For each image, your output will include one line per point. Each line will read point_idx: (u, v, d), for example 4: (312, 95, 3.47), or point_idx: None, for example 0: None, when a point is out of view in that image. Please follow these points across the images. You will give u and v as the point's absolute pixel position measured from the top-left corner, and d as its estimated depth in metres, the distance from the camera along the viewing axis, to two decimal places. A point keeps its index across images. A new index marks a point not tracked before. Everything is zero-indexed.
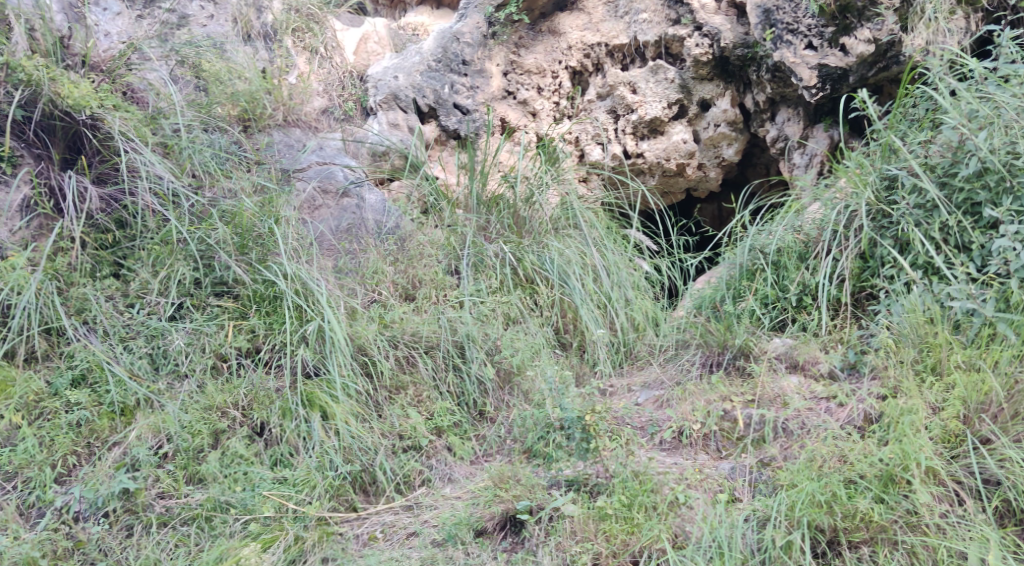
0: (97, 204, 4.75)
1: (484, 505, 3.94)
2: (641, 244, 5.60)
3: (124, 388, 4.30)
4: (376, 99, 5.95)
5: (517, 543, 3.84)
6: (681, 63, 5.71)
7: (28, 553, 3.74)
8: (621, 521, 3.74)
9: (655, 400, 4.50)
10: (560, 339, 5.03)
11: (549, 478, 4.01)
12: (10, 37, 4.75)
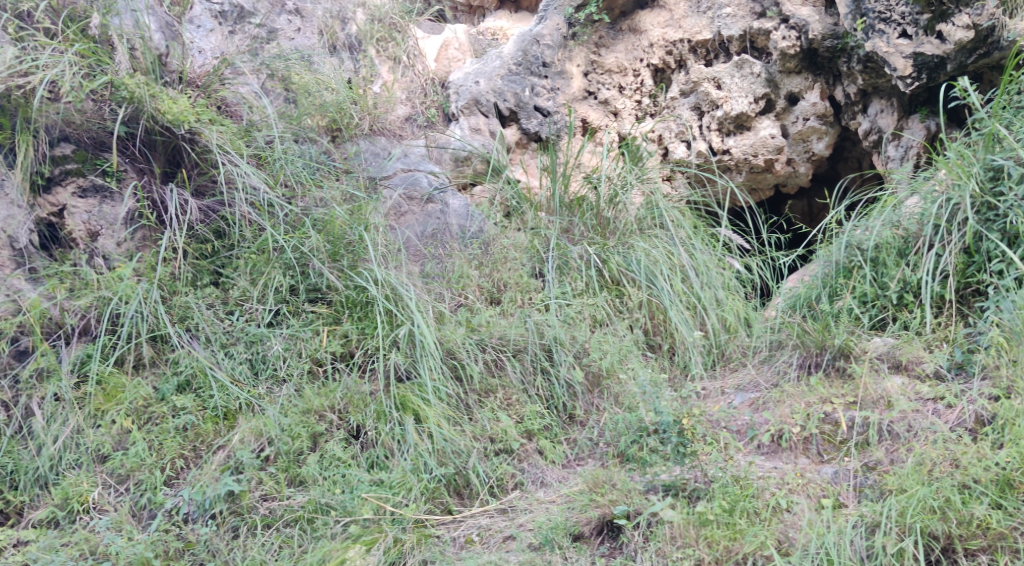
0: (197, 216, 4.93)
1: (581, 510, 3.99)
2: (731, 243, 5.58)
3: (226, 393, 4.47)
4: (458, 105, 5.98)
5: (615, 548, 3.88)
6: (768, 57, 5.67)
7: (142, 553, 3.90)
8: (724, 526, 3.76)
9: (751, 404, 4.50)
10: (651, 341, 5.03)
11: (646, 483, 4.03)
12: (113, 56, 4.92)
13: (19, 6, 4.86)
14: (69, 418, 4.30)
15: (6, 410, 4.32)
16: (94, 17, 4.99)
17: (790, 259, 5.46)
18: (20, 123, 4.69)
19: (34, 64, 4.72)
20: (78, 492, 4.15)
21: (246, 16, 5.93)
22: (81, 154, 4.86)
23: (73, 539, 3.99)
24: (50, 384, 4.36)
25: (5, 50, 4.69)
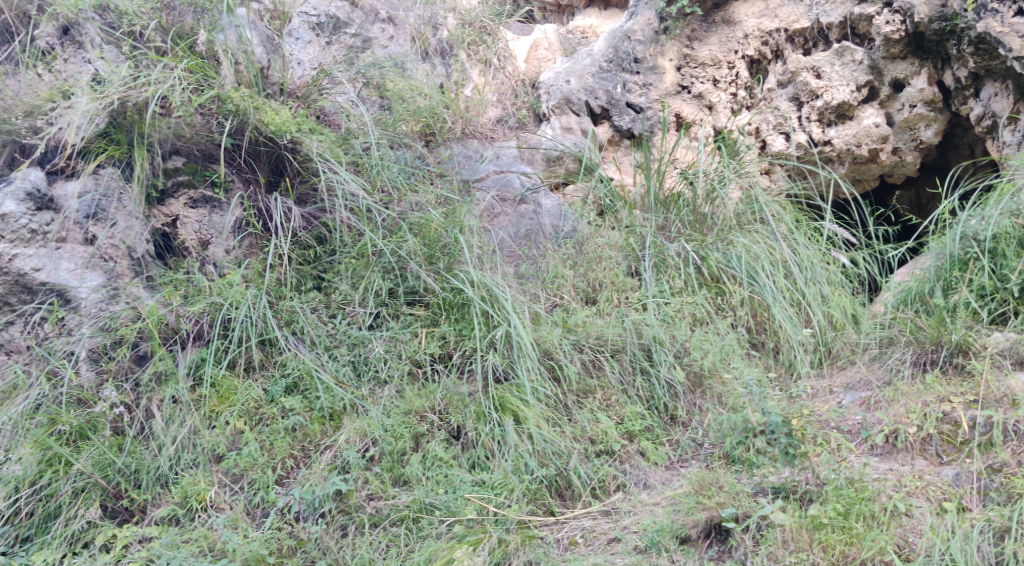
0: (301, 223, 5.11)
1: (687, 513, 3.97)
2: (835, 236, 5.53)
3: (332, 394, 4.61)
4: (549, 105, 6.05)
5: (724, 551, 3.88)
6: (870, 43, 5.56)
7: (258, 551, 4.03)
8: (839, 530, 3.73)
9: (863, 403, 4.50)
10: (755, 340, 5.01)
11: (755, 486, 4.04)
12: (219, 71, 5.09)
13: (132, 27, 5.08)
14: (186, 420, 4.48)
15: (129, 412, 4.50)
16: (201, 34, 5.14)
17: (900, 252, 5.33)
18: (134, 137, 4.92)
19: (146, 80, 4.90)
20: (196, 491, 4.31)
21: (341, 26, 6.05)
22: (191, 166, 5.09)
23: (192, 536, 4.13)
24: (168, 387, 4.53)
25: (120, 69, 4.91)
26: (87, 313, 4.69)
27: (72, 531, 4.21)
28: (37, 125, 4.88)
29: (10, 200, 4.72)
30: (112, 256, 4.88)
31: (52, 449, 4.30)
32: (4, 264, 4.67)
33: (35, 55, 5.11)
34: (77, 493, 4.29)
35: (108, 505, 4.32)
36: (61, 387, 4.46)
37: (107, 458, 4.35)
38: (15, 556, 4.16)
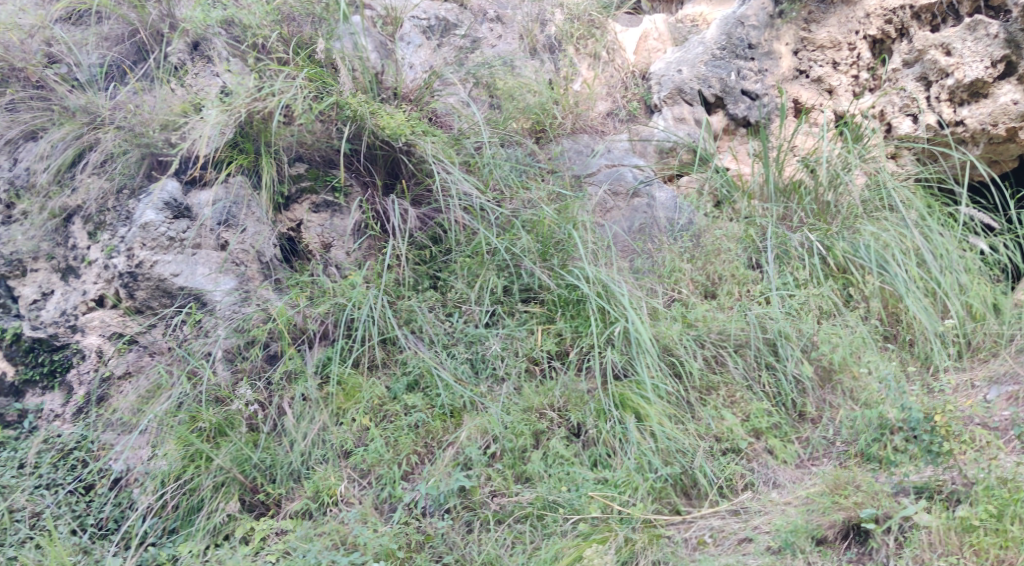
0: (416, 224, 5.21)
1: (822, 513, 3.90)
2: (974, 222, 5.39)
3: (451, 391, 4.69)
4: (661, 96, 5.92)
5: (864, 554, 3.80)
6: (1005, 16, 5.36)
7: (388, 545, 4.14)
8: (991, 533, 3.64)
9: (1009, 397, 4.36)
10: (887, 331, 4.88)
11: (895, 485, 3.94)
12: (337, 78, 5.27)
13: (255, 40, 5.32)
14: (316, 417, 4.62)
15: (262, 409, 4.67)
16: (320, 43, 5.36)
17: None
18: (261, 146, 5.12)
19: (270, 90, 5.07)
20: (327, 486, 4.44)
21: (450, 28, 6.09)
22: (314, 171, 5.28)
23: (326, 529, 4.25)
24: (298, 386, 4.69)
25: (245, 81, 5.08)
26: (222, 315, 4.83)
27: (214, 524, 4.38)
28: (172, 139, 5.07)
29: (151, 209, 4.94)
30: (243, 261, 5.02)
31: (194, 445, 4.47)
32: (146, 270, 4.87)
33: (168, 70, 5.35)
34: (217, 487, 4.45)
35: (246, 498, 4.48)
36: (201, 385, 4.63)
37: (243, 454, 4.50)
38: (163, 548, 4.36)
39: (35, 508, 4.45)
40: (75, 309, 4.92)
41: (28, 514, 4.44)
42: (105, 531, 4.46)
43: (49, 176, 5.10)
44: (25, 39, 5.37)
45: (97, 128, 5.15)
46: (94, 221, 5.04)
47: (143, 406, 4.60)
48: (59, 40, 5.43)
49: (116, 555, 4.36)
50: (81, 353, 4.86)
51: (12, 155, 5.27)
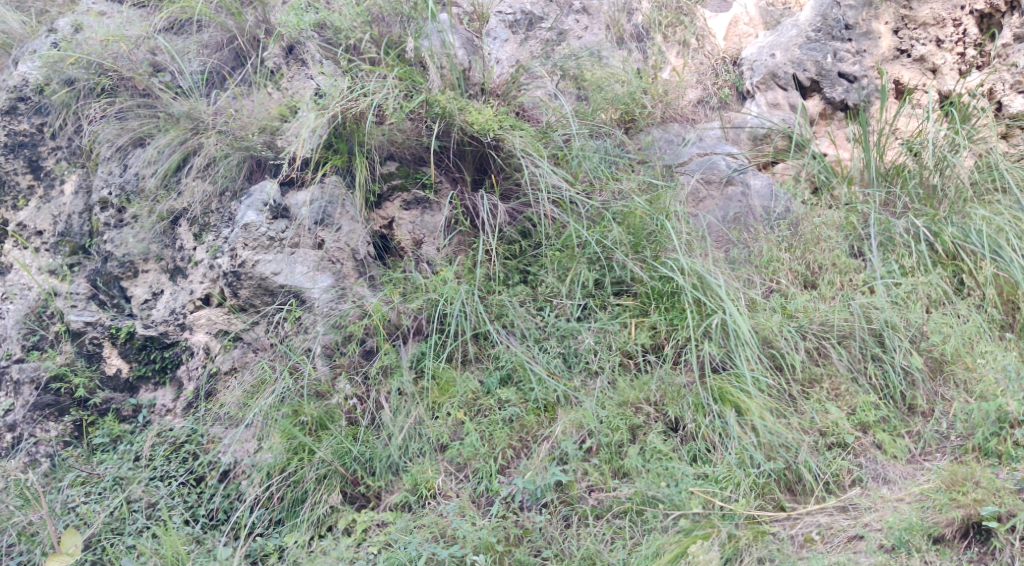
0: (505, 218, 5.23)
1: (939, 510, 3.94)
2: None
3: (545, 385, 4.72)
4: (753, 81, 5.81)
5: (985, 553, 3.85)
6: None
7: (486, 538, 4.20)
8: None
9: None
10: (1004, 321, 4.72)
11: (1017, 482, 3.97)
12: (426, 76, 5.34)
13: (348, 42, 5.38)
14: (411, 411, 4.69)
15: (361, 403, 4.79)
16: (409, 41, 5.42)
17: None
18: (354, 146, 5.15)
19: (363, 91, 5.14)
20: (425, 478, 4.52)
21: (537, 22, 6.06)
22: (404, 170, 5.31)
23: (426, 521, 4.35)
24: (394, 380, 4.78)
25: (340, 83, 5.16)
26: (321, 312, 4.91)
27: (318, 515, 4.50)
28: (273, 142, 5.19)
29: (251, 211, 5.04)
30: (339, 259, 5.08)
31: (297, 438, 4.60)
32: (248, 269, 4.94)
33: (265, 75, 5.50)
34: (320, 479, 4.57)
35: (347, 490, 4.59)
36: (303, 380, 4.74)
37: (344, 447, 4.62)
38: (270, 538, 4.47)
39: (151, 498, 4.59)
40: (184, 307, 5.02)
41: (145, 504, 4.58)
42: (215, 522, 4.57)
43: (157, 180, 5.25)
44: (133, 50, 5.59)
45: (200, 134, 5.30)
46: (199, 223, 5.17)
47: (248, 401, 4.73)
48: (163, 49, 5.62)
49: (227, 544, 4.46)
50: (190, 349, 4.99)
51: (122, 161, 5.38)
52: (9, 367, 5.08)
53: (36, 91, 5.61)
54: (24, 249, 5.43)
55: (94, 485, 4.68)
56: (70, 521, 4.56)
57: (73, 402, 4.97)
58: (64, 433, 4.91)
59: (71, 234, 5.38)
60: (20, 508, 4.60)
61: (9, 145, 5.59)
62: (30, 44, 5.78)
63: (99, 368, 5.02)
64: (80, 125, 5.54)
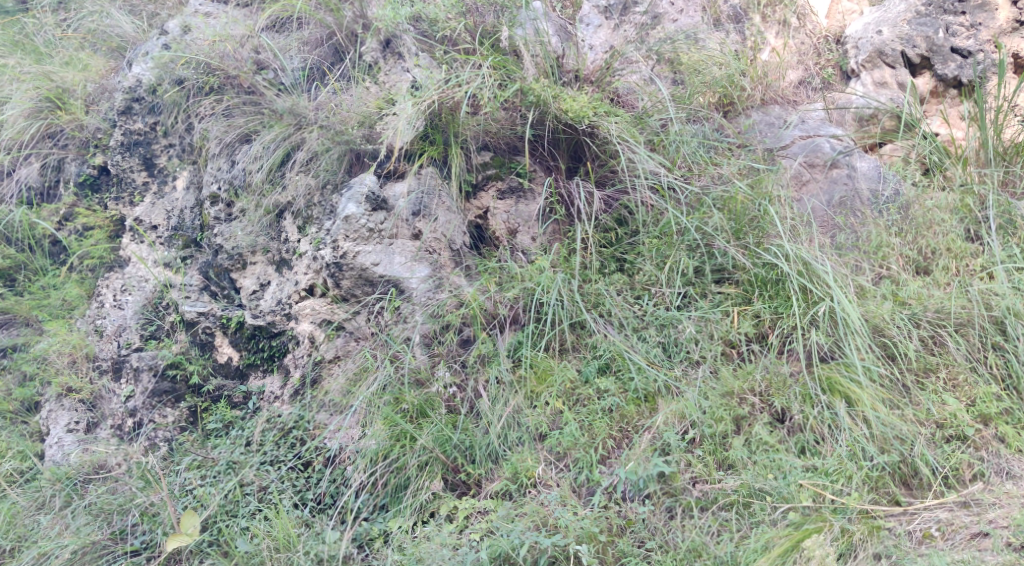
0: (601, 206, 5.21)
1: None
2: None
3: (644, 375, 4.69)
4: (858, 60, 5.63)
5: None
6: None
7: (589, 529, 4.23)
8: None
9: None
10: None
11: None
12: (520, 66, 5.31)
13: (443, 33, 5.45)
14: (510, 400, 4.69)
15: (460, 391, 4.81)
16: (503, 30, 5.42)
17: None
18: (450, 137, 5.19)
19: (457, 81, 5.17)
20: (525, 467, 4.54)
21: (630, 6, 5.90)
22: (499, 159, 5.32)
23: (527, 510, 4.37)
24: (492, 369, 4.77)
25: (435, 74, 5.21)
26: (419, 302, 4.93)
27: (421, 501, 4.54)
28: (371, 135, 5.23)
29: (351, 203, 5.03)
30: (436, 249, 5.09)
31: (399, 425, 4.64)
32: (349, 260, 4.97)
33: (363, 69, 5.51)
34: (421, 465, 4.61)
35: (448, 478, 4.63)
36: (404, 368, 4.77)
37: (445, 434, 4.64)
38: (375, 523, 4.54)
39: (262, 482, 4.69)
40: (289, 297, 5.07)
41: (256, 488, 4.69)
42: (323, 506, 4.65)
43: (263, 175, 5.32)
44: (238, 49, 5.70)
45: (303, 129, 5.38)
46: (303, 216, 5.21)
47: (352, 388, 4.80)
48: (266, 47, 5.72)
49: (334, 528, 4.55)
50: (295, 339, 5.03)
51: (230, 157, 5.48)
52: (129, 355, 5.26)
53: (149, 92, 5.79)
54: (143, 242, 5.68)
55: (209, 468, 4.80)
56: (188, 504, 4.69)
57: (188, 390, 5.12)
58: (180, 419, 5.07)
59: (183, 228, 5.54)
60: (143, 490, 4.78)
61: (126, 144, 5.83)
62: (144, 46, 5.93)
63: (211, 356, 5.16)
64: (191, 123, 5.72)
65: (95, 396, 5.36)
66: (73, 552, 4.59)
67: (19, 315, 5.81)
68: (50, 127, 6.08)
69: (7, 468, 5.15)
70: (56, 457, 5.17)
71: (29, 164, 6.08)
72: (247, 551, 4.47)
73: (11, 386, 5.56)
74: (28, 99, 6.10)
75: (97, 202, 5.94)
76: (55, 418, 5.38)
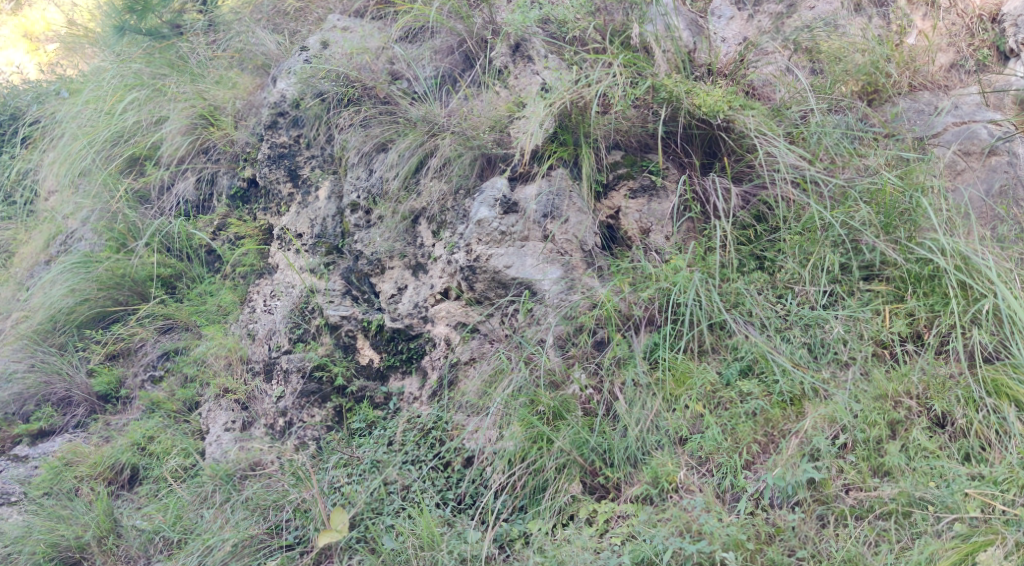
0: (738, 202, 5.03)
1: None
2: None
3: (790, 378, 4.52)
4: (1018, 39, 5.28)
5: None
6: None
7: (736, 536, 4.12)
8: None
9: None
10: None
11: None
12: (651, 62, 5.22)
13: (572, 33, 5.39)
14: (648, 403, 4.57)
15: (596, 394, 4.70)
16: (634, 27, 5.33)
17: None
18: (580, 138, 5.11)
19: (588, 81, 5.11)
20: (666, 472, 4.42)
21: None
22: (630, 158, 5.20)
23: (669, 516, 4.28)
24: (628, 371, 4.66)
25: (565, 76, 5.14)
26: (552, 303, 4.86)
27: (559, 504, 4.48)
28: (502, 139, 5.23)
29: (484, 207, 5.04)
30: (568, 250, 4.99)
31: (536, 427, 4.59)
32: (483, 263, 4.96)
33: (493, 74, 5.55)
34: (560, 468, 4.55)
35: (586, 481, 4.55)
36: (539, 370, 4.71)
37: (582, 437, 4.56)
38: (514, 524, 4.51)
39: (405, 481, 4.72)
40: (425, 300, 5.11)
41: (400, 487, 4.72)
42: (464, 505, 4.64)
43: (399, 182, 5.38)
44: (374, 60, 5.80)
45: (437, 136, 5.38)
46: (437, 221, 5.24)
47: (488, 390, 4.77)
48: (400, 57, 5.79)
49: (475, 528, 4.53)
50: (432, 341, 5.05)
51: (368, 166, 5.55)
52: (279, 358, 5.37)
53: (293, 106, 5.90)
54: (291, 248, 5.74)
55: (355, 467, 4.85)
56: (337, 500, 4.76)
57: (333, 390, 5.16)
58: (327, 418, 5.12)
59: (326, 236, 5.59)
60: (295, 486, 4.85)
61: (272, 157, 5.94)
62: (287, 61, 6.06)
63: (354, 358, 5.19)
64: (331, 134, 5.79)
65: (249, 397, 5.43)
66: (234, 545, 4.73)
67: (179, 321, 5.95)
68: (204, 143, 6.32)
69: (172, 465, 5.28)
70: (216, 453, 5.30)
71: (186, 178, 6.33)
72: (393, 549, 4.51)
73: (173, 389, 5.67)
74: (184, 117, 6.34)
75: (248, 213, 6.10)
76: (214, 417, 5.49)
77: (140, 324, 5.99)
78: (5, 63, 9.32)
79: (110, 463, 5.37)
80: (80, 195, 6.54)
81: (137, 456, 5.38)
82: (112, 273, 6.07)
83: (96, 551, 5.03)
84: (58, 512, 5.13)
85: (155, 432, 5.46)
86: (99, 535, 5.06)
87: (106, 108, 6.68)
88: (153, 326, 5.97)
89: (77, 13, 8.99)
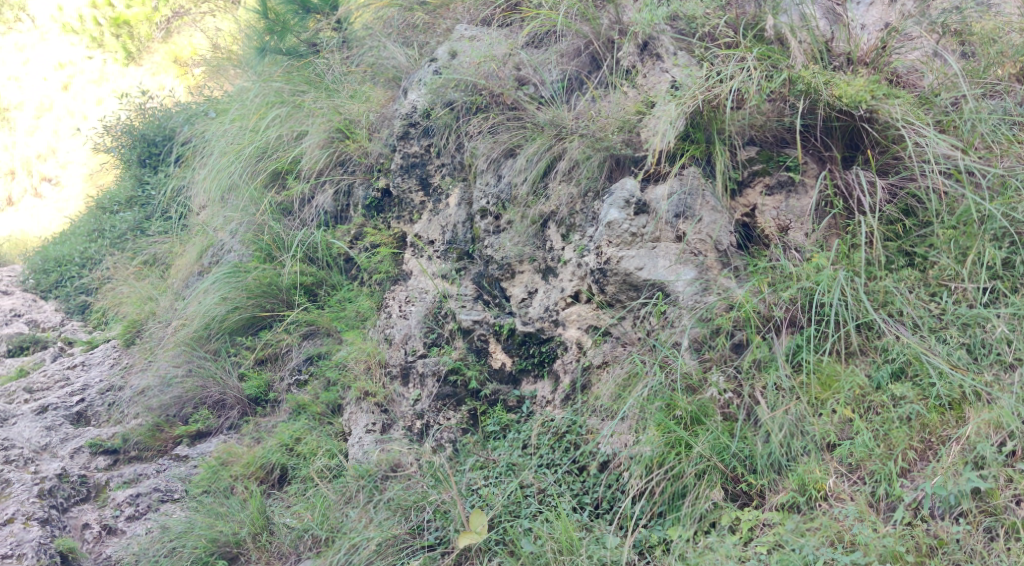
0: (885, 196, 4.74)
1: None
2: None
3: (948, 380, 4.25)
4: None
5: None
6: None
7: (894, 548, 3.91)
8: None
9: None
10: None
11: None
12: (788, 55, 5.00)
13: (703, 29, 5.24)
14: (792, 407, 4.36)
15: (737, 397, 4.49)
16: (767, 19, 5.16)
17: None
18: (712, 135, 4.94)
19: (720, 77, 4.95)
20: (814, 479, 4.22)
21: None
22: (766, 153, 4.96)
23: (819, 524, 4.08)
24: (770, 374, 4.45)
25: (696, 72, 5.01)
26: (686, 304, 4.66)
27: (701, 511, 4.30)
28: (631, 139, 5.07)
29: (614, 208, 4.91)
30: (702, 251, 4.80)
31: (674, 431, 4.42)
32: (614, 266, 4.83)
33: (621, 74, 5.42)
34: (700, 474, 4.36)
35: (728, 487, 4.34)
36: (675, 374, 4.53)
37: (722, 442, 4.37)
38: (654, 530, 4.36)
39: (541, 484, 4.64)
40: (556, 304, 5.04)
41: (536, 490, 4.64)
42: (601, 511, 4.52)
43: (527, 187, 5.31)
44: (501, 67, 5.71)
45: (565, 139, 5.27)
46: (567, 224, 5.15)
47: (623, 393, 4.62)
48: (526, 63, 5.70)
49: (614, 533, 4.40)
50: (563, 344, 4.97)
51: (496, 172, 5.51)
52: (415, 361, 5.36)
53: (424, 116, 5.95)
54: (423, 255, 5.78)
55: (491, 469, 4.82)
56: (475, 503, 4.70)
57: (468, 393, 5.15)
58: (462, 420, 5.10)
59: (457, 242, 5.61)
60: (435, 488, 4.81)
61: (405, 166, 6.02)
62: (417, 73, 6.12)
63: (486, 361, 5.17)
64: (461, 142, 5.79)
65: (389, 400, 5.41)
66: (379, 544, 4.68)
67: (321, 327, 5.99)
68: (340, 156, 6.41)
69: (318, 465, 5.34)
70: (359, 455, 5.28)
71: (324, 190, 6.39)
72: (532, 551, 4.40)
73: (318, 391, 5.73)
74: (322, 131, 6.45)
75: (383, 222, 6.14)
76: (356, 419, 5.48)
77: (286, 331, 6.07)
78: (157, 87, 9.72)
79: (261, 463, 5.45)
80: (230, 210, 6.75)
81: (286, 456, 5.45)
82: (261, 282, 6.19)
83: (251, 547, 5.04)
84: (216, 509, 5.20)
85: (302, 433, 5.56)
86: (254, 531, 5.08)
87: (250, 125, 6.89)
88: (298, 333, 6.05)
89: (221, 37, 9.24)
